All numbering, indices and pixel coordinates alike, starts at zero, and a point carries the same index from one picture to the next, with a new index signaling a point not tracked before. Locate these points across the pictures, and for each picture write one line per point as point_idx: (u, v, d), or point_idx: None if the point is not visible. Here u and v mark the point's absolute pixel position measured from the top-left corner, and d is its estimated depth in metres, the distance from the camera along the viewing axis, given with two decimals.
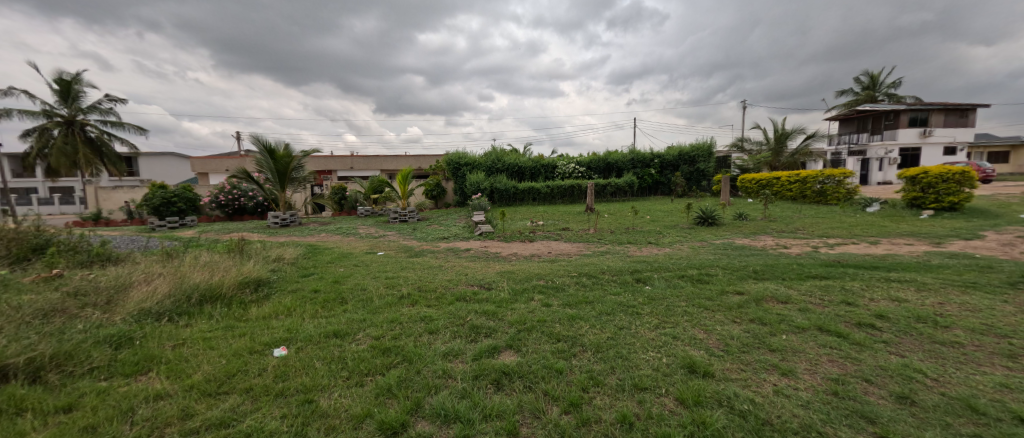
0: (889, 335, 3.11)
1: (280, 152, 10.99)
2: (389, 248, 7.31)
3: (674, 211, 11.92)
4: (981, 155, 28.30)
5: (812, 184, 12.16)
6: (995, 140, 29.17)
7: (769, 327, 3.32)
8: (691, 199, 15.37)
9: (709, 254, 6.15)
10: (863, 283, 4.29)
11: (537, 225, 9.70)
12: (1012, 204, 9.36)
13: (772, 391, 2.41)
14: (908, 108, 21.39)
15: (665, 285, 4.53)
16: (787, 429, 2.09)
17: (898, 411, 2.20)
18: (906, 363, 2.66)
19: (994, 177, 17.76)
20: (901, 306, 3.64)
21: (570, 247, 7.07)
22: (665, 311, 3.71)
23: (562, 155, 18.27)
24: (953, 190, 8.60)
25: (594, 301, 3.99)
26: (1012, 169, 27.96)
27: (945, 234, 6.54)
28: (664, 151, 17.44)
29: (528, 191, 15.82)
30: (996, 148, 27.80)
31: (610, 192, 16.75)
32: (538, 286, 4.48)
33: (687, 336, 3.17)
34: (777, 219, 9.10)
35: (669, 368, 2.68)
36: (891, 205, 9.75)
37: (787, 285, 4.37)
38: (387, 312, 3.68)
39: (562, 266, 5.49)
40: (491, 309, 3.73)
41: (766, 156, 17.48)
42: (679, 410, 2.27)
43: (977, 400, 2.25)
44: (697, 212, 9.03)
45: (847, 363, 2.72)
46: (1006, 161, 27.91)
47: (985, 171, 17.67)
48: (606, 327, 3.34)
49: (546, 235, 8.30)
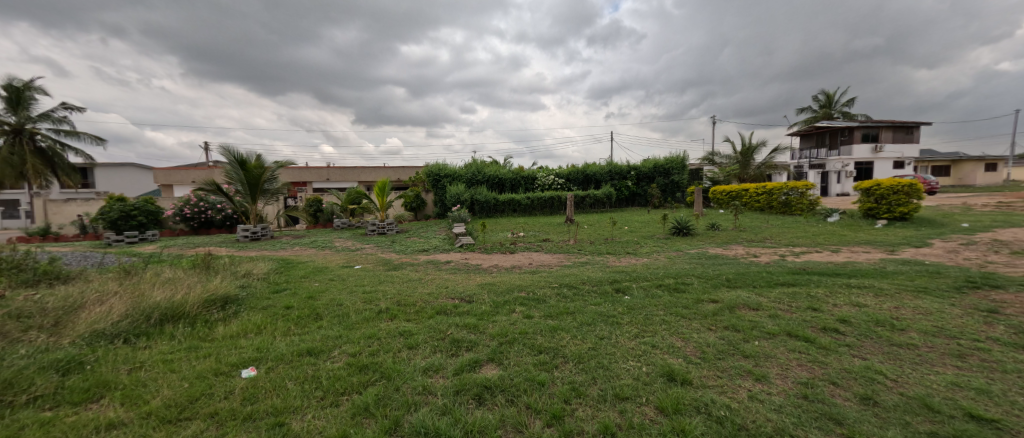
0: (852, 338, 3.29)
1: (251, 163, 10.69)
2: (366, 262, 7.17)
3: (651, 221, 12.22)
4: (926, 169, 30.38)
5: (778, 196, 12.70)
6: (938, 155, 31.44)
7: (742, 334, 3.45)
8: (667, 211, 15.81)
9: (685, 263, 6.34)
10: (827, 289, 4.51)
11: (519, 237, 9.74)
12: (954, 213, 10.11)
13: (746, 396, 2.51)
14: (861, 124, 22.77)
15: (644, 295, 4.62)
16: (762, 433, 2.18)
17: (863, 412, 2.32)
18: (868, 366, 2.82)
19: (937, 191, 19.07)
20: (861, 310, 3.85)
21: (551, 259, 7.11)
22: (644, 320, 3.80)
23: (542, 167, 18.52)
24: (902, 201, 9.16)
25: (574, 312, 4.03)
26: (954, 182, 30.05)
27: (898, 242, 6.98)
28: (640, 164, 17.92)
29: (510, 204, 15.89)
30: (939, 163, 29.88)
31: (589, 203, 16.95)
32: (521, 299, 4.47)
33: (665, 344, 3.26)
34: (747, 229, 9.47)
35: (648, 377, 2.74)
36: (849, 215, 10.31)
37: (758, 293, 4.53)
38: (365, 327, 3.62)
39: (543, 277, 5.54)
40: (472, 321, 3.73)
41: (735, 169, 18.26)
42: (660, 419, 2.32)
43: (931, 399, 2.40)
44: (673, 222, 9.28)
45: (815, 366, 2.86)
46: (948, 174, 30.04)
47: (930, 184, 18.92)
48: (586, 338, 3.39)
49: (528, 247, 8.33)
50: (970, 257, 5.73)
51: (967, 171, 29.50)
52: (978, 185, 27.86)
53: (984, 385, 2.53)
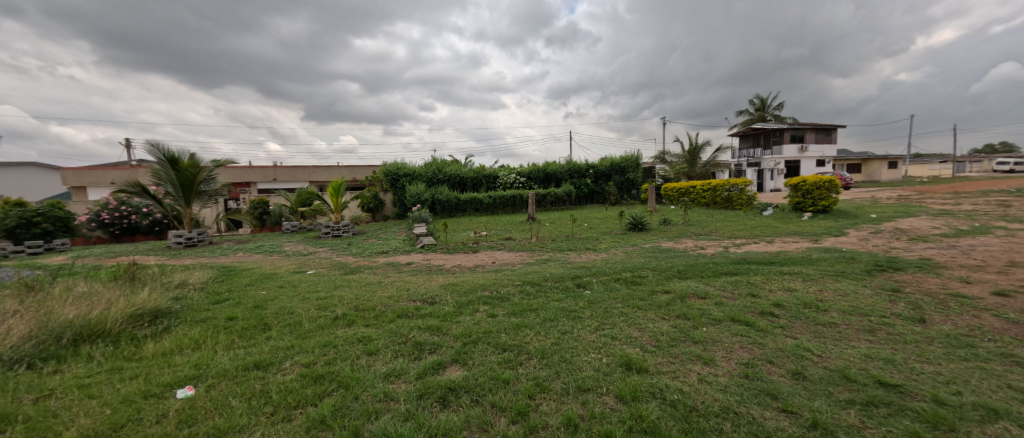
0: (785, 320, 3.65)
1: (184, 162, 9.91)
2: (320, 266, 6.94)
3: (609, 218, 12.69)
4: (842, 167, 33.76)
5: (721, 192, 13.63)
6: (851, 154, 34.98)
7: (692, 322, 3.72)
8: (623, 207, 16.47)
9: (640, 257, 6.68)
10: (764, 276, 4.95)
11: (482, 236, 9.79)
12: (865, 206, 11.39)
13: (696, 379, 2.73)
14: (789, 126, 24.93)
15: (604, 289, 4.85)
16: (710, 412, 2.38)
17: (794, 385, 2.61)
18: (799, 344, 3.15)
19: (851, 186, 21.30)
20: (792, 294, 4.27)
21: (513, 257, 7.23)
22: (604, 313, 3.99)
23: (504, 166, 18.66)
24: (824, 195, 10.16)
25: (538, 309, 4.16)
26: (863, 178, 33.56)
27: (821, 232, 7.76)
28: (598, 163, 18.54)
29: (472, 203, 15.87)
30: (851, 162, 33.30)
31: (550, 201, 17.25)
32: (485, 298, 4.54)
33: (624, 335, 3.45)
34: (696, 223, 10.12)
35: (608, 368, 2.91)
36: (781, 209, 11.28)
37: (706, 282, 4.89)
38: (319, 336, 3.54)
39: (506, 275, 5.64)
40: (435, 323, 3.75)
41: (684, 167, 19.36)
42: (619, 407, 2.47)
43: (850, 370, 2.73)
44: (629, 218, 9.72)
45: (754, 347, 3.16)
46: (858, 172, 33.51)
47: (846, 180, 21.11)
48: (549, 333, 3.52)
49: (490, 246, 8.40)
50: (877, 243, 6.50)
51: (874, 169, 33.07)
52: (883, 181, 31.37)
53: (890, 355, 2.91)
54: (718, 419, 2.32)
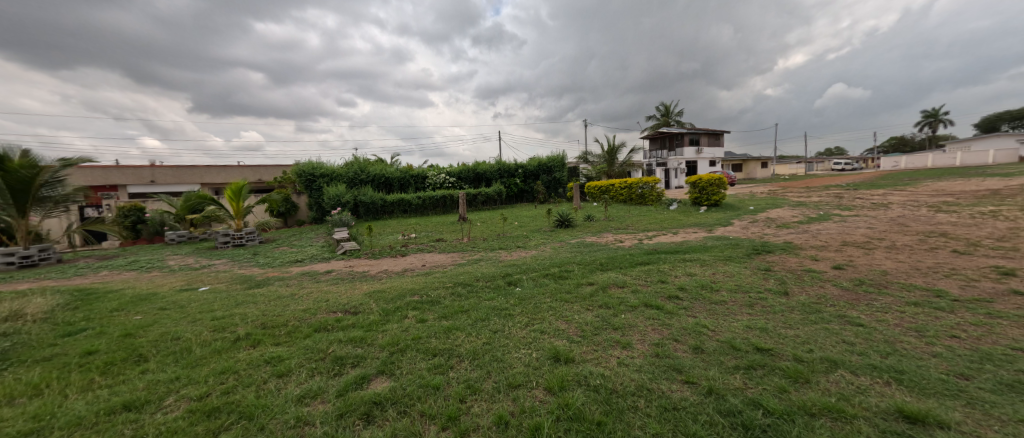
0: (688, 302, 4.15)
1: (15, 162, 7.91)
2: (217, 281, 6.21)
3: (537, 216, 13.16)
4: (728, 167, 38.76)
5: (636, 189, 14.87)
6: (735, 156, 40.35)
7: (612, 310, 4.06)
8: (551, 205, 17.17)
9: (567, 252, 7.07)
10: (671, 264, 5.55)
11: (410, 239, 9.54)
12: (746, 200, 13.28)
13: (616, 363, 3.00)
14: (688, 131, 28.07)
15: (533, 285, 5.06)
16: (627, 391, 2.64)
17: (695, 359, 2.99)
18: (698, 322, 3.61)
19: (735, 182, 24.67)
20: (693, 278, 4.87)
21: (444, 258, 7.20)
22: (534, 309, 4.19)
23: (433, 166, 18.37)
24: (714, 191, 11.64)
25: (469, 310, 4.23)
26: (745, 177, 38.83)
27: (713, 223, 8.88)
28: (525, 163, 19.07)
29: (400, 204, 15.38)
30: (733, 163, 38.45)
31: (480, 201, 17.36)
32: (414, 303, 4.49)
33: (552, 329, 3.66)
34: (616, 219, 10.94)
35: (538, 362, 3.07)
36: (684, 203, 12.67)
37: (624, 273, 5.35)
38: (216, 361, 3.18)
39: (437, 278, 5.62)
40: (358, 334, 3.63)
41: (603, 167, 20.75)
42: (548, 398, 2.63)
43: (737, 341, 3.21)
44: (557, 216, 10.18)
45: (663, 329, 3.55)
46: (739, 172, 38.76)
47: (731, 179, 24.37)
48: (480, 333, 3.61)
49: (418, 248, 8.26)
50: (755, 230, 7.68)
51: (751, 169, 38.51)
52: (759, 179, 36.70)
53: (765, 324, 3.48)
54: (634, 397, 2.58)
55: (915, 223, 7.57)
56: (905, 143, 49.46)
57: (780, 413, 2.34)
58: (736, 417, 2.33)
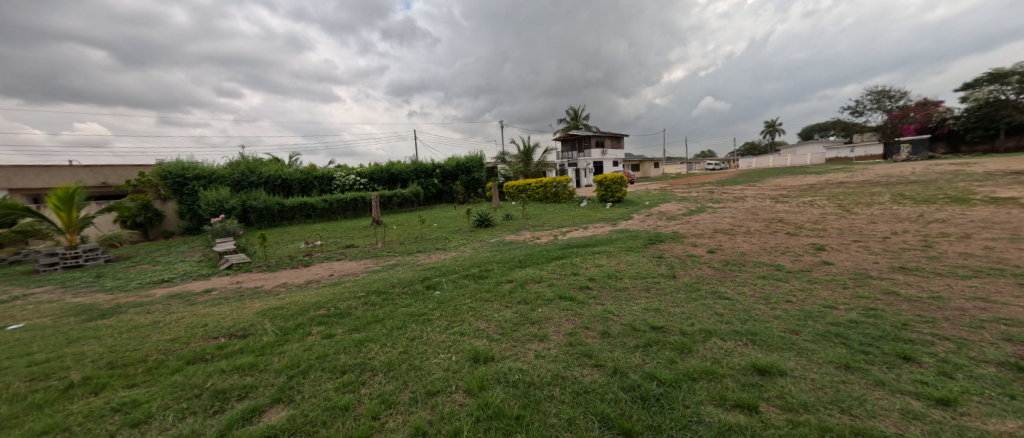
0: (597, 291, 4.44)
1: None
2: (42, 315, 4.93)
3: (457, 216, 13.03)
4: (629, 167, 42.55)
5: (551, 187, 15.55)
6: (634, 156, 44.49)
7: (530, 305, 4.17)
8: (470, 206, 17.14)
9: (486, 252, 7.10)
10: (582, 257, 5.91)
11: (314, 247, 8.74)
12: (644, 196, 14.74)
13: (534, 355, 3.09)
14: (594, 134, 30.26)
15: (453, 287, 4.98)
16: (545, 382, 2.72)
17: (603, 343, 3.21)
18: (606, 309, 3.89)
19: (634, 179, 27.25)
20: (601, 269, 5.25)
21: (355, 266, 6.74)
22: (453, 311, 4.12)
23: (340, 167, 17.22)
24: (617, 189, 12.68)
25: (383, 319, 4.00)
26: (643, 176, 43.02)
27: (616, 218, 9.66)
28: (443, 163, 18.76)
29: (301, 208, 14.01)
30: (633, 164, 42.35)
31: (397, 203, 16.66)
32: (320, 317, 4.11)
33: (472, 329, 3.63)
34: (533, 216, 11.32)
35: (458, 365, 3.01)
36: (594, 200, 13.62)
37: (541, 268, 5.54)
38: (39, 420, 2.52)
39: (346, 288, 5.22)
40: (248, 361, 3.19)
41: (520, 167, 21.33)
42: (468, 401, 2.60)
43: (638, 322, 3.52)
44: (476, 215, 10.17)
45: (576, 318, 3.75)
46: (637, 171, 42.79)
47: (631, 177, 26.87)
48: (396, 342, 3.43)
49: (322, 256, 7.61)
50: (652, 223, 8.57)
51: (647, 169, 42.82)
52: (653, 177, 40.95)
53: (659, 305, 3.88)
54: (551, 386, 2.67)
55: (765, 212, 9.13)
56: (756, 149, 59.48)
57: (670, 381, 2.62)
58: (635, 391, 2.55)
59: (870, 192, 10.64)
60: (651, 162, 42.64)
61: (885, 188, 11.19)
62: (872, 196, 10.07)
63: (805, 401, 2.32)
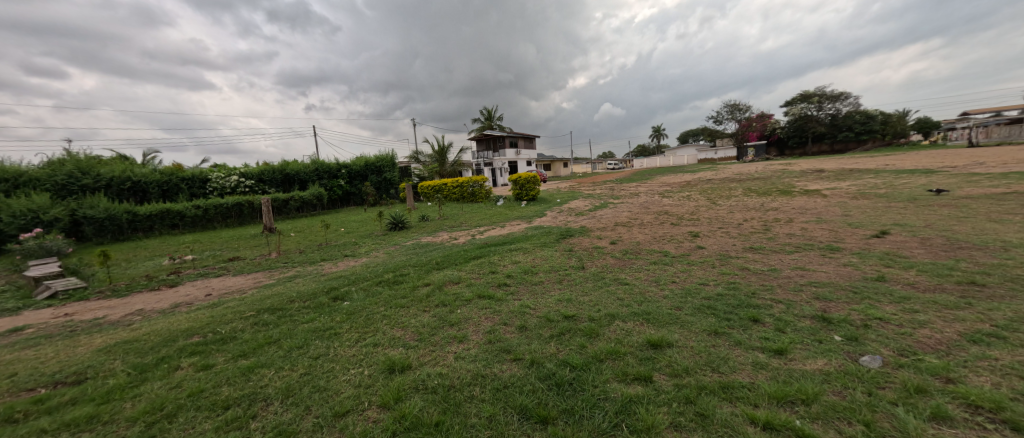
0: (514, 287, 4.64)
1: None
2: None
3: (367, 220, 12.36)
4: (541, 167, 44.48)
5: (467, 187, 15.63)
6: (545, 157, 46.63)
7: (449, 307, 4.19)
8: (382, 208, 16.38)
9: (401, 255, 6.90)
10: (500, 255, 6.09)
11: (180, 264, 7.49)
12: (555, 194, 15.62)
13: (454, 358, 3.13)
14: (507, 134, 31.08)
15: (364, 296, 4.76)
16: (464, 384, 2.79)
17: (520, 337, 3.39)
18: (523, 304, 4.09)
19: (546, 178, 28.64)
20: (517, 265, 5.48)
21: (243, 281, 6.02)
22: (364, 322, 3.95)
23: (218, 167, 15.21)
24: (530, 188, 13.24)
25: (280, 339, 3.67)
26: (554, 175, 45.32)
27: (526, 216, 10.07)
28: (350, 162, 17.67)
29: (161, 215, 11.63)
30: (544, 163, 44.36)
31: (294, 207, 14.90)
32: (192, 346, 3.60)
33: (387, 339, 3.54)
34: (450, 217, 11.26)
35: (371, 379, 2.93)
36: (509, 199, 14.05)
37: (459, 268, 5.59)
38: None
39: (234, 307, 4.65)
40: (84, 412, 2.68)
41: (435, 167, 21.00)
42: (383, 415, 2.55)
43: (552, 313, 3.78)
44: (388, 218, 9.78)
45: (494, 315, 3.88)
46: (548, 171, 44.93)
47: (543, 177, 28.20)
48: (297, 364, 3.20)
49: (193, 274, 6.59)
50: (563, 219, 9.17)
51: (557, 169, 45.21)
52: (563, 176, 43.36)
53: (571, 295, 4.21)
54: (471, 387, 2.75)
55: (655, 205, 10.35)
56: (645, 151, 66.63)
57: (581, 365, 2.89)
58: (551, 379, 2.75)
59: (728, 187, 12.74)
60: (560, 162, 45.09)
61: (743, 183, 13.49)
62: (730, 190, 12.07)
63: (688, 366, 2.75)
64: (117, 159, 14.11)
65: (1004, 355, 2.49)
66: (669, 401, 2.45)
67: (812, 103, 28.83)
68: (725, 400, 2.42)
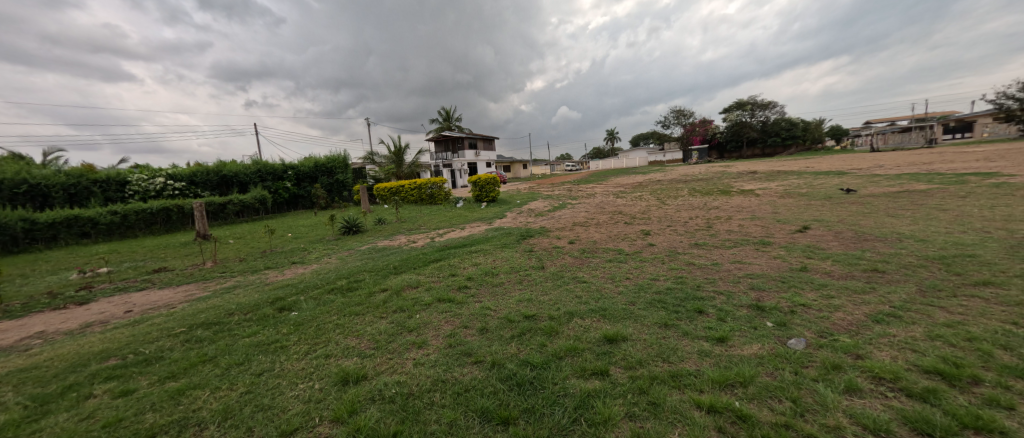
0: (475, 289, 4.66)
1: None
2: None
3: (318, 224, 11.82)
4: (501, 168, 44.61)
5: (426, 189, 15.39)
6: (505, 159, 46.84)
7: (407, 312, 4.14)
8: (334, 211, 15.73)
9: (356, 261, 6.69)
10: (460, 257, 6.08)
11: (92, 277, 6.72)
12: (515, 195, 15.77)
13: (413, 364, 3.11)
14: (466, 136, 30.95)
15: (314, 305, 4.57)
16: (423, 390, 2.78)
17: (482, 339, 3.42)
18: (484, 305, 4.12)
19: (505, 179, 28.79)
20: (478, 267, 5.50)
21: (171, 295, 5.57)
22: (314, 332, 3.80)
23: (140, 168, 13.84)
24: (490, 189, 13.28)
25: (216, 356, 3.45)
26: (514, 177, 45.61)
27: (483, 218, 10.09)
28: (297, 163, 16.86)
29: (66, 222, 10.21)
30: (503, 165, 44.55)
31: (233, 211, 13.81)
32: (107, 370, 3.26)
33: (340, 349, 3.44)
34: (408, 220, 11.03)
35: (322, 392, 2.84)
36: (469, 201, 14.00)
37: (418, 272, 5.52)
38: None
39: (164, 323, 4.29)
40: None
41: (392, 168, 20.47)
42: (336, 429, 2.49)
43: (513, 314, 3.85)
44: (341, 222, 9.43)
45: (455, 319, 3.89)
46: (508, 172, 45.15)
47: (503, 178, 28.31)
48: (236, 382, 3.03)
49: (108, 289, 5.96)
50: (524, 219, 9.31)
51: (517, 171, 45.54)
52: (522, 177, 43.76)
53: (531, 295, 4.31)
54: (431, 393, 2.75)
55: (610, 206, 10.75)
56: (601, 153, 68.73)
57: (542, 364, 2.97)
58: (512, 380, 2.81)
59: (676, 187, 13.48)
60: (519, 164, 45.44)
61: (689, 184, 14.34)
62: (677, 190, 12.79)
63: (641, 358, 2.91)
64: (12, 159, 12.46)
65: (900, 331, 2.87)
66: (624, 393, 2.59)
67: (745, 110, 31.32)
68: (674, 387, 2.59)
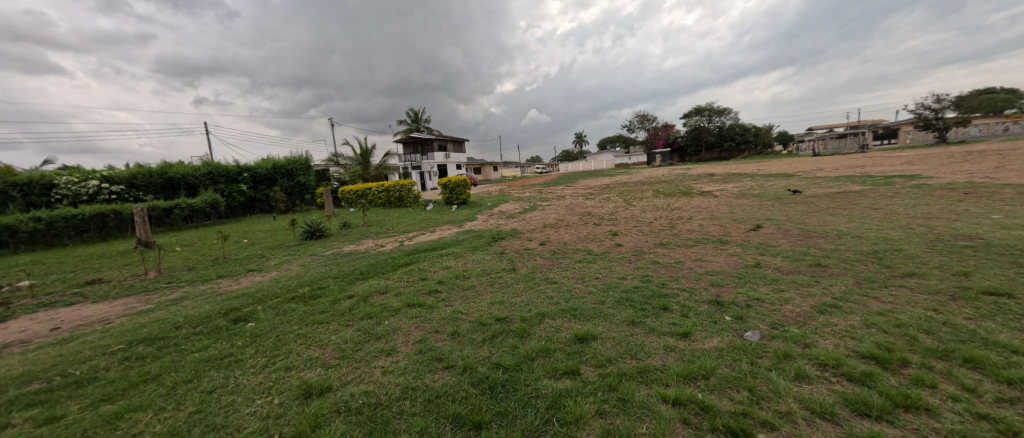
0: (445, 293, 4.63)
1: None
2: None
3: (277, 229, 11.33)
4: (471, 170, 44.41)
5: (393, 192, 15.10)
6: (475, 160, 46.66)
7: (375, 319, 4.06)
8: (295, 215, 15.12)
9: (320, 267, 6.47)
10: (430, 261, 6.02)
11: (11, 292, 6.07)
12: (485, 197, 15.77)
13: (381, 373, 3.06)
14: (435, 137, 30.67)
15: (273, 315, 4.39)
16: (392, 399, 2.74)
17: (452, 344, 3.41)
18: (455, 309, 4.11)
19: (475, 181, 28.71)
20: (449, 270, 5.47)
21: (109, 309, 5.17)
22: (273, 344, 3.65)
23: (70, 171, 12.69)
24: (460, 191, 13.23)
25: (159, 375, 3.24)
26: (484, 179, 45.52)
27: (452, 221, 10.01)
28: (254, 165, 16.09)
29: None
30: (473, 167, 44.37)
31: (182, 216, 13.00)
32: (30, 396, 2.99)
33: (302, 360, 3.33)
34: (375, 223, 10.79)
35: (282, 407, 2.74)
36: (438, 203, 13.86)
37: (386, 277, 5.41)
38: None
39: (102, 340, 3.98)
40: None
41: (358, 170, 19.94)
42: None
43: (485, 317, 3.86)
44: (304, 227, 9.08)
45: (425, 324, 3.85)
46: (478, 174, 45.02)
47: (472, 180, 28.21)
48: (184, 401, 2.86)
49: (30, 305, 5.42)
50: (494, 222, 9.33)
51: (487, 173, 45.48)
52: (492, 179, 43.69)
53: (502, 297, 4.33)
54: (400, 401, 2.72)
55: (578, 207, 10.97)
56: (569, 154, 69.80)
57: (513, 366, 3.00)
58: (484, 383, 2.83)
59: (640, 189, 13.92)
60: (489, 165, 45.39)
61: (653, 186, 14.87)
62: (641, 192, 13.22)
63: (611, 356, 3.00)
64: None
65: (841, 321, 3.12)
66: (594, 391, 2.66)
67: (704, 116, 33.04)
68: (641, 383, 2.69)
